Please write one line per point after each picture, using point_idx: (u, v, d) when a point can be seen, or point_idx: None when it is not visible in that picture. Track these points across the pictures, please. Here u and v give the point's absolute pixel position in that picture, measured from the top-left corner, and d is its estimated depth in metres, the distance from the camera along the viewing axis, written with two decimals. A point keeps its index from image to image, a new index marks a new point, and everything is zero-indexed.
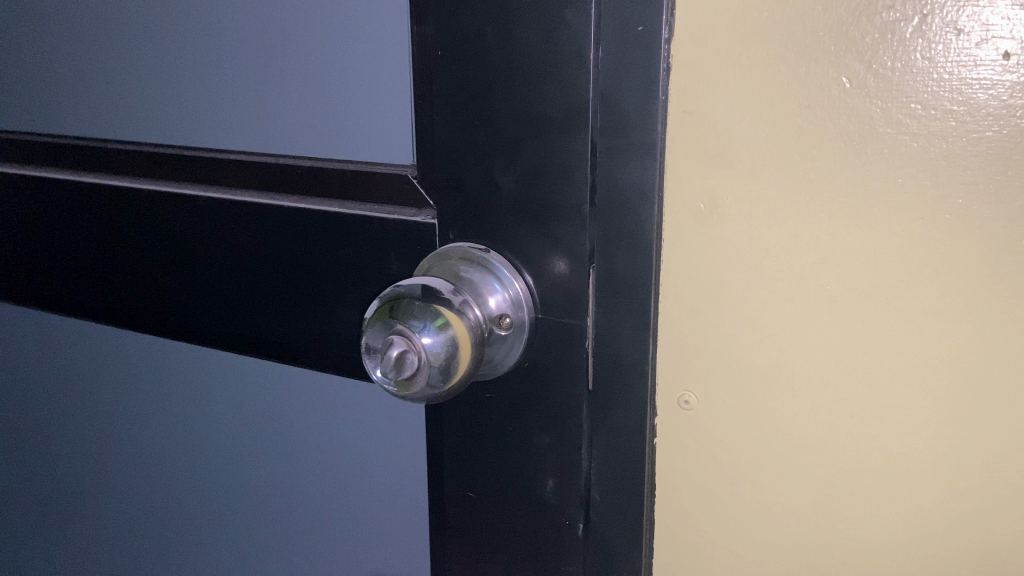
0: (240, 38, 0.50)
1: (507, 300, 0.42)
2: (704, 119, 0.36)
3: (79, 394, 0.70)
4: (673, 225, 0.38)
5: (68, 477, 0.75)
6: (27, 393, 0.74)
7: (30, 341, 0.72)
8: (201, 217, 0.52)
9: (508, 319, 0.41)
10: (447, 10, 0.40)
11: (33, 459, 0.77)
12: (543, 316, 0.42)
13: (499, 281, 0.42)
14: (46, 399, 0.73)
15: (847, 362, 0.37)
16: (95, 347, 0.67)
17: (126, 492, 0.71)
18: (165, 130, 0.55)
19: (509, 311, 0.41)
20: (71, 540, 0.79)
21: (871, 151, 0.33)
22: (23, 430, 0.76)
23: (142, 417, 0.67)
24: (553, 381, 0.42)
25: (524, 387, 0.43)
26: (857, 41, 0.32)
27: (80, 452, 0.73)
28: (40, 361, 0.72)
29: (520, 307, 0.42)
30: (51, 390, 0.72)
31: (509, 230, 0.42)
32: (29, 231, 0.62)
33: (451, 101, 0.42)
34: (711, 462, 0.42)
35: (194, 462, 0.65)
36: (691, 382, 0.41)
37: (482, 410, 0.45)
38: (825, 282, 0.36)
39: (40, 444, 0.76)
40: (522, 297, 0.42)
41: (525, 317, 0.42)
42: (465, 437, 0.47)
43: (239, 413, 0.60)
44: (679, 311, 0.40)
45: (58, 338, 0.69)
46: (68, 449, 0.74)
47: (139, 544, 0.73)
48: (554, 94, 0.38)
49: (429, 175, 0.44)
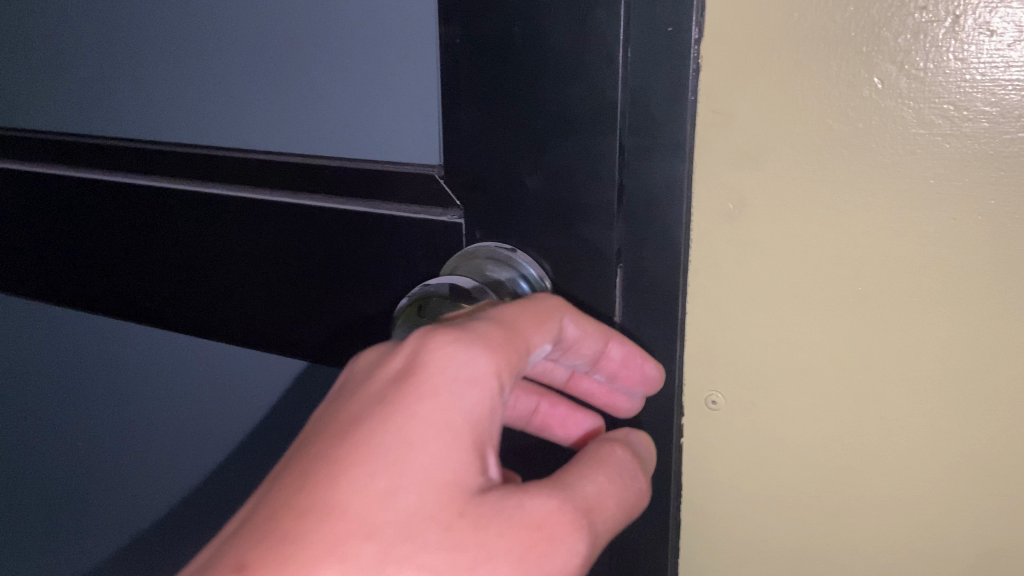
0: (265, 37, 0.50)
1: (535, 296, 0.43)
2: (732, 119, 0.36)
3: (120, 377, 0.73)
4: (701, 226, 0.38)
5: (111, 466, 0.78)
6: (71, 383, 0.77)
7: (72, 333, 0.74)
8: (230, 216, 0.53)
9: None
10: (474, 9, 0.40)
11: (78, 438, 0.80)
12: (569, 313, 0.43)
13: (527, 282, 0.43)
14: (90, 390, 0.76)
15: (875, 362, 0.37)
16: (133, 341, 0.69)
17: (169, 474, 0.74)
18: (190, 129, 0.56)
19: None
20: (108, 519, 0.81)
21: (901, 152, 0.33)
22: (69, 409, 0.79)
23: (179, 410, 0.69)
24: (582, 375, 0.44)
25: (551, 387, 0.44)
26: (889, 42, 0.32)
27: (124, 440, 0.76)
28: (82, 354, 0.74)
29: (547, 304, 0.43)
30: (94, 381, 0.75)
31: (535, 230, 0.42)
32: (62, 230, 0.63)
33: (479, 101, 0.42)
34: (737, 462, 0.41)
35: (229, 455, 0.67)
36: (717, 381, 0.40)
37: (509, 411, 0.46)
38: (856, 282, 0.36)
39: (87, 432, 0.79)
40: None
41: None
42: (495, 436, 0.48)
43: (270, 405, 0.62)
44: (706, 313, 0.40)
45: (98, 331, 0.71)
46: (113, 437, 0.77)
47: (173, 534, 0.75)
48: (582, 94, 0.38)
49: (455, 175, 0.44)
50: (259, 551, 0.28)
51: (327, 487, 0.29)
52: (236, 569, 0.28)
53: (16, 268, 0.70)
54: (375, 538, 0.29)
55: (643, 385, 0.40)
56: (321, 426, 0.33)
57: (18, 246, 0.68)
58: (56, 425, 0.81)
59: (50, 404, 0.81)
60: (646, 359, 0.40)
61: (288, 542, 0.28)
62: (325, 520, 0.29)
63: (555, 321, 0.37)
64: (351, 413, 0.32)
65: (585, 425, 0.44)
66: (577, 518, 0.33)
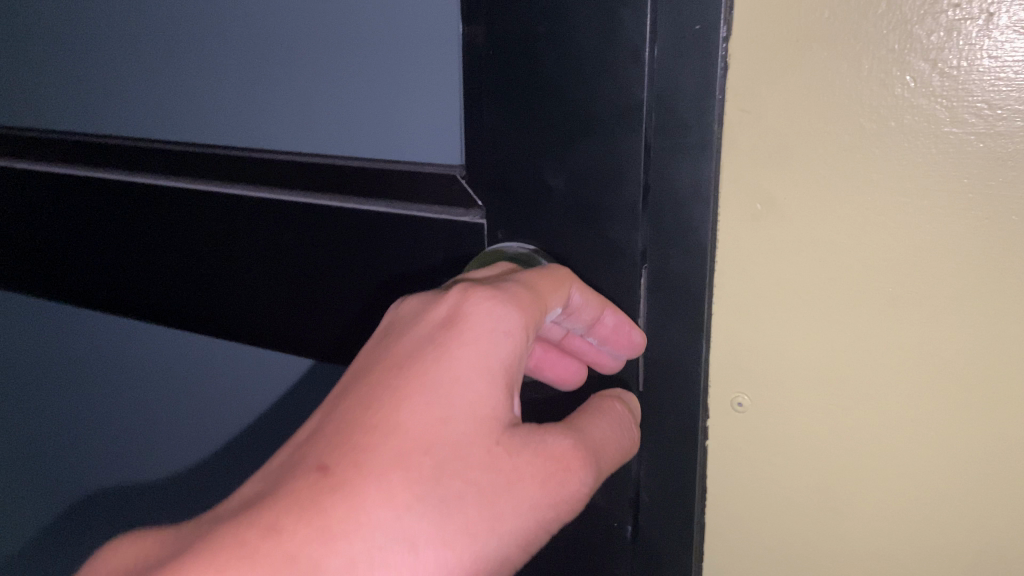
0: (284, 37, 0.50)
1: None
2: (760, 118, 0.35)
3: (149, 372, 0.73)
4: (727, 226, 0.38)
5: (149, 462, 0.80)
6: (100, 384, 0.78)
7: (101, 335, 0.75)
8: (254, 217, 0.54)
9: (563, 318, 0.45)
10: (498, 8, 0.40)
11: (108, 431, 0.81)
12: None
13: None
14: (120, 389, 0.77)
15: (905, 364, 0.36)
16: (163, 341, 0.70)
17: (202, 471, 0.75)
18: (207, 131, 0.55)
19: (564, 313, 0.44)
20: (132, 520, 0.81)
21: (934, 151, 0.33)
22: (98, 403, 0.80)
23: (215, 407, 0.71)
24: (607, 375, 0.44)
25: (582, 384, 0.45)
26: (921, 40, 0.32)
27: (160, 437, 0.77)
28: (112, 355, 0.75)
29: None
30: (124, 382, 0.76)
31: (559, 231, 0.43)
32: (86, 233, 0.64)
33: (502, 101, 0.42)
34: (763, 465, 0.41)
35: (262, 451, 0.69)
36: (744, 384, 0.40)
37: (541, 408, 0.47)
38: (886, 284, 0.35)
39: (120, 431, 0.80)
40: None
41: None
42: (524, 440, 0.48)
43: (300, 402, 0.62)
44: (733, 314, 0.39)
45: (126, 332, 0.72)
46: (147, 435, 0.78)
47: None
48: (609, 94, 0.38)
49: (477, 175, 0.44)
50: (338, 456, 0.32)
51: (391, 410, 0.34)
52: (318, 470, 0.32)
53: (35, 269, 0.70)
54: (432, 454, 0.33)
55: (629, 350, 0.41)
56: (377, 361, 0.37)
57: (37, 246, 0.68)
58: (85, 419, 0.82)
59: (81, 405, 0.82)
60: (630, 327, 0.41)
61: (360, 451, 0.33)
62: (390, 436, 0.33)
63: (565, 289, 0.40)
64: (404, 353, 0.36)
65: (573, 369, 0.45)
66: (586, 455, 0.38)
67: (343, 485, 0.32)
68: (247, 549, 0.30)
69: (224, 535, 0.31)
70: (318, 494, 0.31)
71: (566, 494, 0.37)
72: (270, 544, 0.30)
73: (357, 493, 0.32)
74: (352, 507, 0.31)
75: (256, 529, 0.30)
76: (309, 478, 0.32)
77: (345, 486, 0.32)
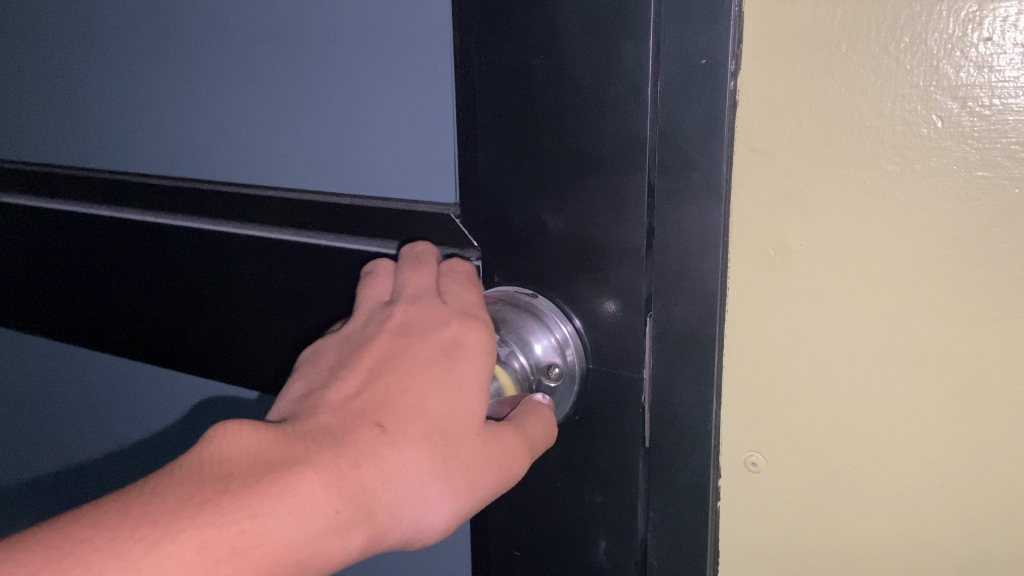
0: (271, 69, 0.47)
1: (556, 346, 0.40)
2: (774, 157, 0.33)
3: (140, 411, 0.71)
4: (739, 274, 0.35)
5: None
6: (85, 427, 0.76)
7: (83, 376, 0.72)
8: (243, 256, 0.51)
9: (557, 368, 0.40)
10: (492, 40, 0.38)
11: (95, 474, 0.78)
12: (595, 366, 0.40)
13: (546, 327, 0.40)
14: (105, 432, 0.74)
15: (934, 427, 0.33)
16: (149, 383, 0.67)
17: None
18: (199, 165, 0.54)
19: (558, 360, 0.40)
20: None
21: (964, 196, 0.30)
22: (86, 445, 0.78)
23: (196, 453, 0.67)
24: (604, 434, 0.41)
25: (574, 443, 0.42)
26: (949, 75, 0.29)
27: None
28: (94, 398, 0.73)
29: (571, 355, 0.40)
30: (108, 426, 0.73)
31: (559, 275, 0.40)
32: (73, 267, 0.62)
33: (497, 136, 0.39)
34: (779, 530, 0.38)
35: None
36: (758, 442, 0.37)
37: (532, 471, 0.44)
38: (913, 340, 0.32)
39: (105, 475, 0.77)
40: (571, 342, 0.40)
41: (575, 367, 0.40)
42: (519, 503, 0.45)
43: None
44: (746, 368, 0.36)
45: (110, 373, 0.70)
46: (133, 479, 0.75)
47: None
48: (609, 130, 0.36)
49: (473, 214, 0.42)
50: (395, 417, 0.32)
51: (429, 391, 0.33)
52: (377, 427, 0.32)
53: (28, 304, 0.68)
54: (466, 435, 0.33)
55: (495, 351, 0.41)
56: (392, 350, 0.35)
57: (31, 282, 0.66)
58: (75, 461, 0.80)
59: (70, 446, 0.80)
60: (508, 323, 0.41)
61: (412, 418, 0.32)
62: (431, 417, 0.33)
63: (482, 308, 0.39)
64: (422, 351, 0.35)
65: None
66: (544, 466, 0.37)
67: (399, 443, 0.32)
68: (338, 471, 0.30)
69: (308, 450, 0.30)
70: (380, 450, 0.31)
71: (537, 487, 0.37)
72: (350, 474, 0.30)
73: (406, 459, 0.31)
74: (403, 468, 0.31)
75: (337, 456, 0.30)
76: (372, 431, 0.32)
77: (402, 447, 0.32)
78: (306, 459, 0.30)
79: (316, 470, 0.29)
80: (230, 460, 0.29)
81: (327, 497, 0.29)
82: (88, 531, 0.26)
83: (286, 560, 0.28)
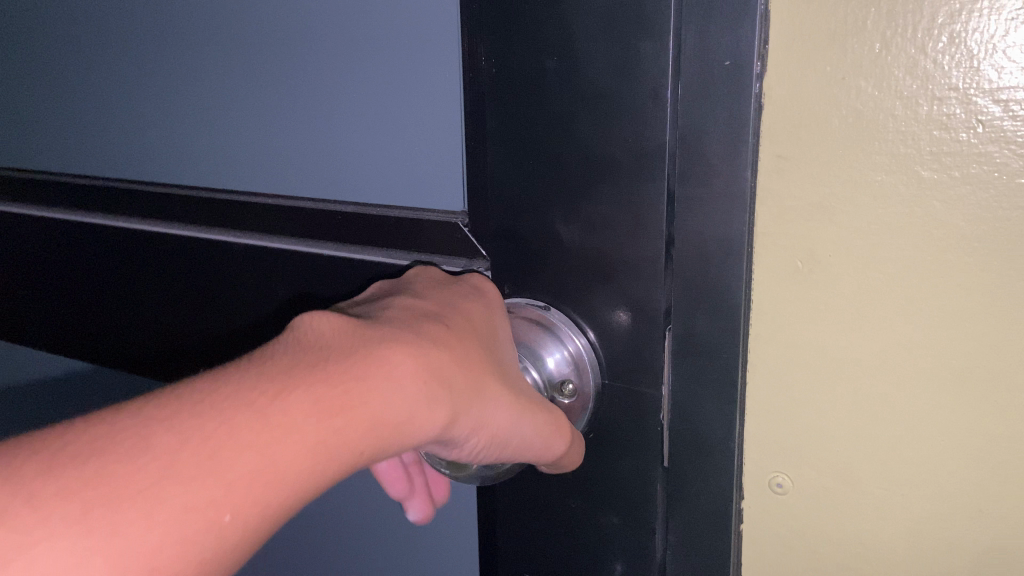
0: (271, 71, 0.46)
1: (568, 361, 0.39)
2: (801, 164, 0.31)
3: None
4: (764, 285, 0.33)
5: None
6: None
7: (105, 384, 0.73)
8: (244, 266, 0.50)
9: (570, 385, 0.39)
10: (501, 41, 0.36)
11: None
12: (609, 382, 0.39)
13: (557, 341, 0.39)
14: None
15: (970, 448, 0.31)
16: None
17: None
18: (197, 172, 0.52)
19: (570, 377, 0.39)
20: None
21: (1008, 205, 0.28)
22: None
23: None
24: (621, 453, 0.39)
25: (589, 461, 0.40)
26: (990, 77, 0.27)
27: None
28: None
29: (585, 370, 0.39)
30: None
31: (573, 286, 0.39)
32: (68, 278, 0.60)
33: (506, 142, 0.38)
34: (805, 555, 0.36)
35: None
36: (783, 462, 0.35)
37: (545, 488, 0.42)
38: (950, 357, 0.30)
39: None
40: (583, 356, 0.39)
41: (590, 385, 0.39)
42: (531, 519, 0.44)
43: None
44: (770, 384, 0.35)
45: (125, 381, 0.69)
46: None
47: None
48: (626, 135, 0.34)
49: (482, 223, 0.41)
50: (453, 319, 0.34)
51: (470, 310, 0.35)
52: (440, 323, 0.33)
53: (21, 315, 0.67)
54: (503, 353, 0.36)
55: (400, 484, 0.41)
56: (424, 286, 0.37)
57: (24, 292, 0.65)
58: None
59: None
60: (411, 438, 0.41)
61: (465, 325, 0.34)
62: (477, 328, 0.35)
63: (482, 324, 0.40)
64: (451, 285, 0.37)
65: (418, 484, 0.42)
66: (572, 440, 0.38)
67: (462, 338, 0.33)
68: (420, 348, 0.31)
69: (389, 330, 0.31)
70: (449, 338, 0.32)
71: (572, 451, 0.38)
72: (432, 351, 0.31)
73: (469, 351, 0.33)
74: (469, 357, 0.32)
75: (416, 336, 0.31)
76: (438, 324, 0.33)
77: (464, 341, 0.33)
78: (392, 336, 0.30)
79: (402, 343, 0.30)
80: (321, 336, 0.30)
81: (416, 367, 0.30)
82: (205, 393, 0.26)
83: (382, 423, 0.29)
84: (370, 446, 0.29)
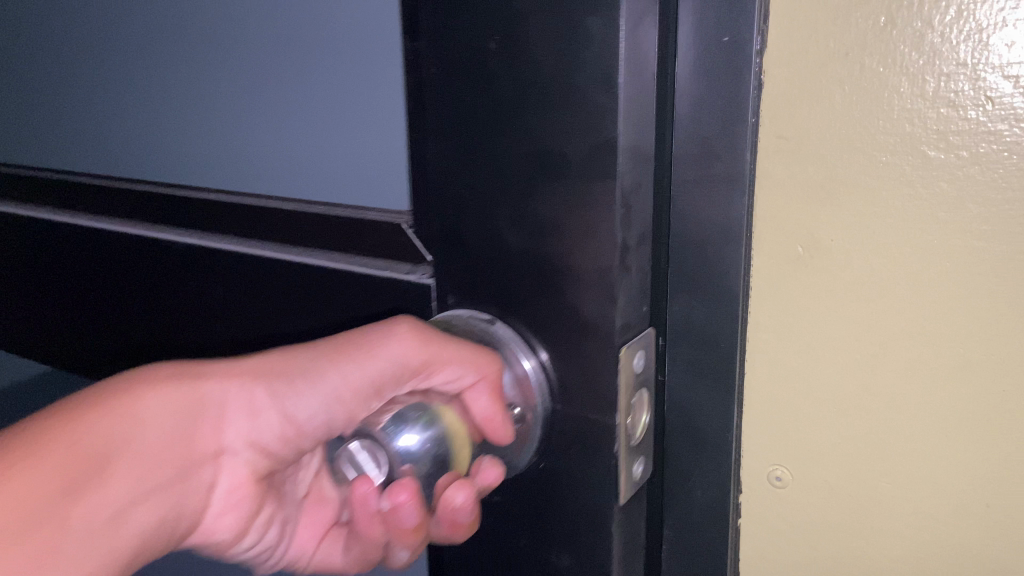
0: (245, 58, 0.45)
1: (513, 380, 0.35)
2: (802, 144, 0.30)
3: None
4: (763, 270, 0.32)
5: None
6: None
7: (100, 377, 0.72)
8: (206, 265, 0.48)
9: (518, 407, 0.35)
10: (441, 23, 0.33)
11: None
12: (561, 408, 0.35)
13: (505, 362, 0.35)
14: None
15: (976, 439, 0.30)
16: None
17: None
18: (179, 167, 0.52)
19: (516, 400, 0.35)
20: None
21: (1017, 186, 0.27)
22: None
23: None
24: (568, 489, 0.35)
25: (540, 495, 0.37)
26: (1001, 51, 0.26)
27: None
28: None
29: (532, 392, 0.35)
30: None
31: (521, 294, 0.34)
32: (55, 272, 0.60)
33: (450, 133, 0.34)
34: (803, 550, 0.35)
35: None
36: (783, 454, 0.34)
37: (500, 521, 0.39)
38: (955, 344, 0.29)
39: None
40: (533, 377, 0.35)
41: (538, 408, 0.35)
42: (484, 551, 0.41)
43: None
44: (769, 374, 0.33)
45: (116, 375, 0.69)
46: None
47: None
48: (574, 128, 0.30)
49: (426, 224, 0.37)
50: None
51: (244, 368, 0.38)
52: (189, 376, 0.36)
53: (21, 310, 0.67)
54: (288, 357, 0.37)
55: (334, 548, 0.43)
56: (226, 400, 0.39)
57: (17, 285, 0.64)
58: None
59: None
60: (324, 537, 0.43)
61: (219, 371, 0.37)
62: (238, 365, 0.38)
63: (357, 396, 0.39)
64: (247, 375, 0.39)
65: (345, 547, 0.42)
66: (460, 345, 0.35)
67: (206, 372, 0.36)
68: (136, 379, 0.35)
69: None
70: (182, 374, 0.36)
71: (451, 351, 0.35)
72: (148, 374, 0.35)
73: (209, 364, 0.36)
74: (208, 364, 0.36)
75: None
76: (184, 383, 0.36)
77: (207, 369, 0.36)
78: None
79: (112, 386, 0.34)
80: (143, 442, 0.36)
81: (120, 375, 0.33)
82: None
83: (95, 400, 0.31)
84: (90, 414, 0.31)
